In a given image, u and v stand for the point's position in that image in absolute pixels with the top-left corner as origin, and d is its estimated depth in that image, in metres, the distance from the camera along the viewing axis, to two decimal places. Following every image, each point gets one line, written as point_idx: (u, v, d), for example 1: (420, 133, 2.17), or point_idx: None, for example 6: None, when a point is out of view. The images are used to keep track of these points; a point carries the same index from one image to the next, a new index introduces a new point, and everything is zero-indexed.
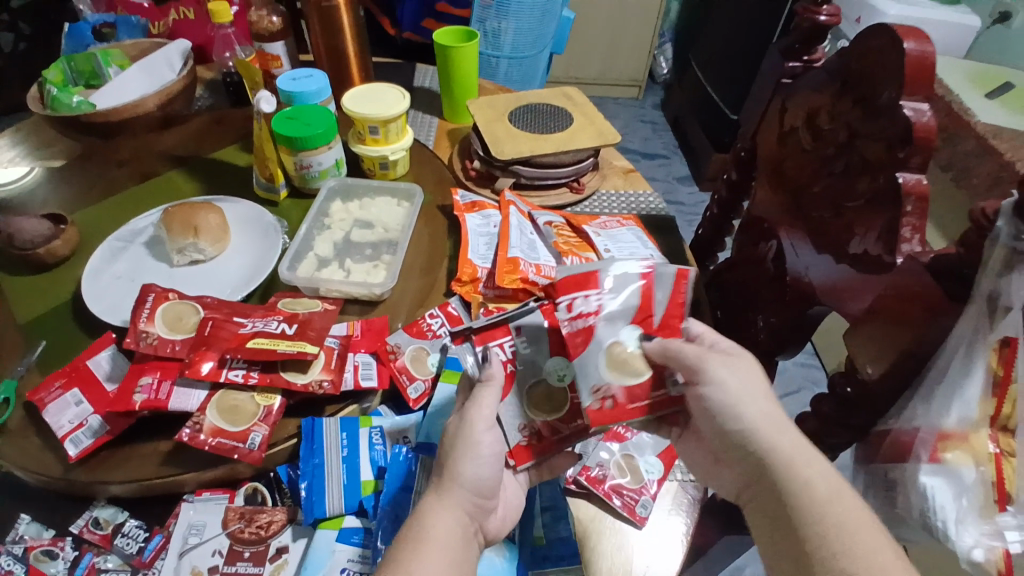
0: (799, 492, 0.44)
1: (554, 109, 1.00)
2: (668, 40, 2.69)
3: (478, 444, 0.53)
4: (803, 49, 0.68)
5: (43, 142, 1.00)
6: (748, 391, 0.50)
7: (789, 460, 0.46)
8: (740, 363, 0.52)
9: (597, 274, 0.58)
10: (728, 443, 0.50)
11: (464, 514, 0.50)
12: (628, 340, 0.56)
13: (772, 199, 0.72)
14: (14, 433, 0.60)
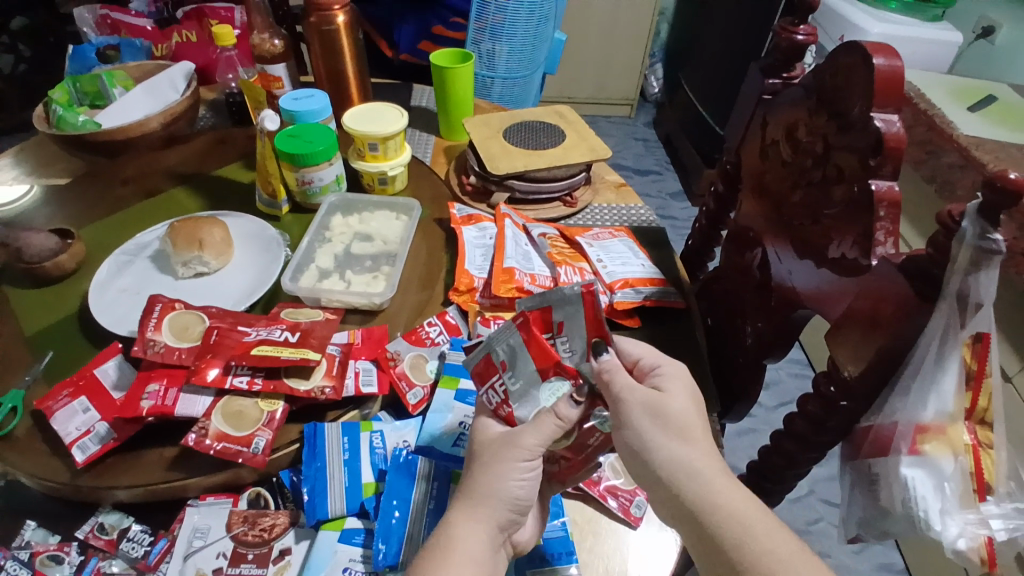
0: (728, 535, 0.44)
1: (546, 127, 1.04)
2: (658, 60, 2.76)
3: (519, 469, 0.52)
4: (782, 67, 0.72)
5: (49, 161, 1.02)
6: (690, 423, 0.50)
7: (713, 502, 0.46)
8: (670, 419, 0.51)
9: (551, 313, 0.56)
10: (656, 483, 0.49)
11: (496, 526, 0.51)
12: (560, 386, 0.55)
13: (757, 209, 0.75)
14: (21, 441, 0.61)
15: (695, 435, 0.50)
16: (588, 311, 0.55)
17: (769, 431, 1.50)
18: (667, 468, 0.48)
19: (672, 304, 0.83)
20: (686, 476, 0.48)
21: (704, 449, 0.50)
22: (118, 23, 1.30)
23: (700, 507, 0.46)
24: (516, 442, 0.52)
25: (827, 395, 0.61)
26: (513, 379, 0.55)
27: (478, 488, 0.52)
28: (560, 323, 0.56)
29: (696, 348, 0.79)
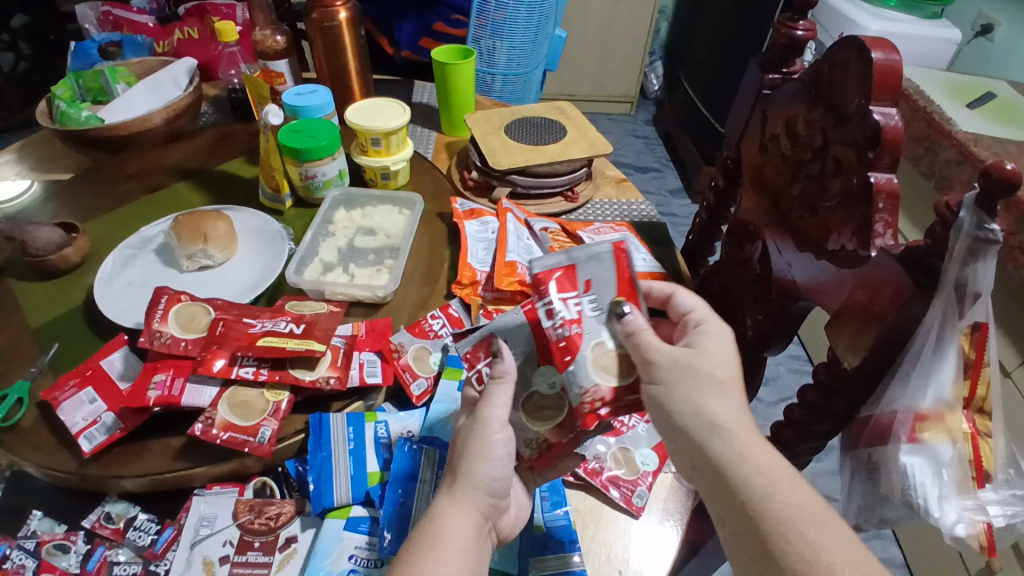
0: (757, 496, 0.44)
1: (547, 122, 1.04)
2: (658, 58, 2.78)
3: (491, 444, 0.54)
4: (781, 62, 0.73)
5: (53, 157, 1.03)
6: (721, 369, 0.52)
7: (741, 456, 0.46)
8: (699, 371, 0.51)
9: (575, 271, 0.58)
10: (684, 439, 0.50)
11: (478, 514, 0.52)
12: (608, 339, 0.56)
13: (756, 203, 0.76)
14: (28, 431, 0.62)
15: (727, 387, 0.51)
16: (616, 268, 0.58)
17: (769, 426, 1.51)
18: (690, 420, 0.49)
19: None
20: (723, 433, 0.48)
21: (734, 401, 0.50)
22: (120, 20, 1.31)
23: (733, 466, 0.46)
24: (487, 414, 0.55)
25: (826, 384, 0.62)
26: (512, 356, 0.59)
27: (455, 469, 0.53)
28: (586, 281, 0.58)
29: None
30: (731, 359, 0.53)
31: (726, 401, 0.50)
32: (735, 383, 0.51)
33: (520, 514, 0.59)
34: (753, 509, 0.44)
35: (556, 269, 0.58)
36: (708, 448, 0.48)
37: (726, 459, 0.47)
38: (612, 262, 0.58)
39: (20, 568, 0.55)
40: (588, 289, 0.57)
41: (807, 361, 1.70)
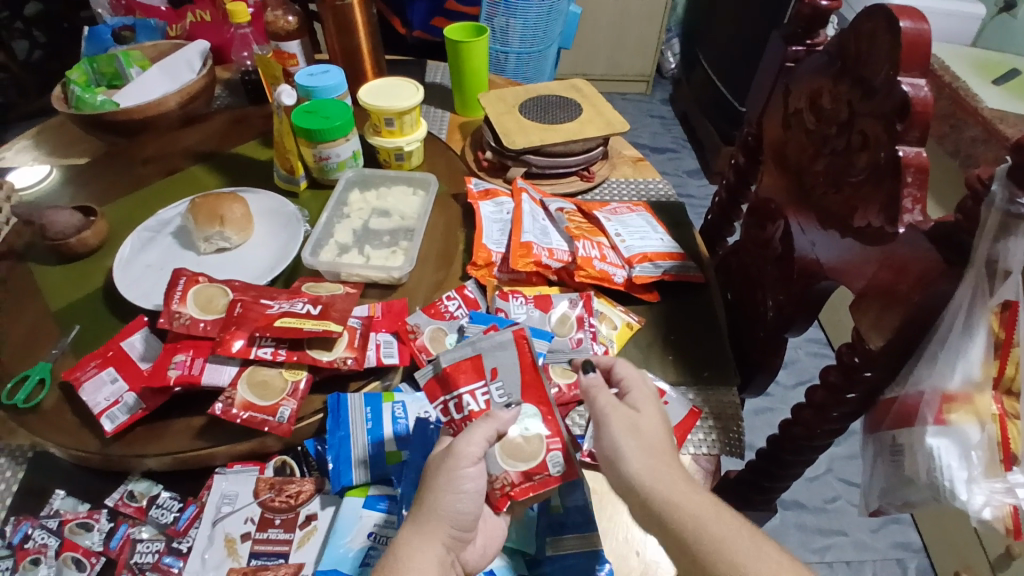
0: (710, 558, 0.43)
1: (562, 101, 1.03)
2: (675, 35, 2.72)
3: (461, 478, 0.53)
4: (805, 34, 0.70)
5: (70, 142, 1.04)
6: (660, 432, 0.54)
7: (673, 500, 0.47)
8: (641, 433, 0.53)
9: (482, 360, 0.61)
10: (631, 495, 0.50)
11: (442, 547, 0.51)
12: (521, 428, 0.58)
13: (779, 181, 0.74)
14: (50, 411, 0.63)
15: (665, 454, 0.52)
16: (519, 354, 0.61)
17: (787, 409, 1.50)
18: (638, 476, 0.50)
19: (691, 277, 0.82)
20: (692, 496, 0.47)
21: (675, 462, 0.52)
22: (133, 5, 1.31)
23: (684, 524, 0.45)
24: (461, 450, 0.53)
25: (849, 365, 0.60)
26: (497, 390, 0.60)
27: (424, 503, 0.52)
28: (493, 369, 0.61)
29: (716, 322, 0.79)
30: (666, 428, 0.56)
31: (670, 466, 0.50)
32: (672, 450, 0.54)
33: (488, 545, 0.56)
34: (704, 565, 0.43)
35: (462, 362, 0.61)
36: (652, 504, 0.48)
37: (662, 506, 0.47)
38: (514, 349, 0.61)
39: (43, 546, 0.56)
40: (493, 377, 0.60)
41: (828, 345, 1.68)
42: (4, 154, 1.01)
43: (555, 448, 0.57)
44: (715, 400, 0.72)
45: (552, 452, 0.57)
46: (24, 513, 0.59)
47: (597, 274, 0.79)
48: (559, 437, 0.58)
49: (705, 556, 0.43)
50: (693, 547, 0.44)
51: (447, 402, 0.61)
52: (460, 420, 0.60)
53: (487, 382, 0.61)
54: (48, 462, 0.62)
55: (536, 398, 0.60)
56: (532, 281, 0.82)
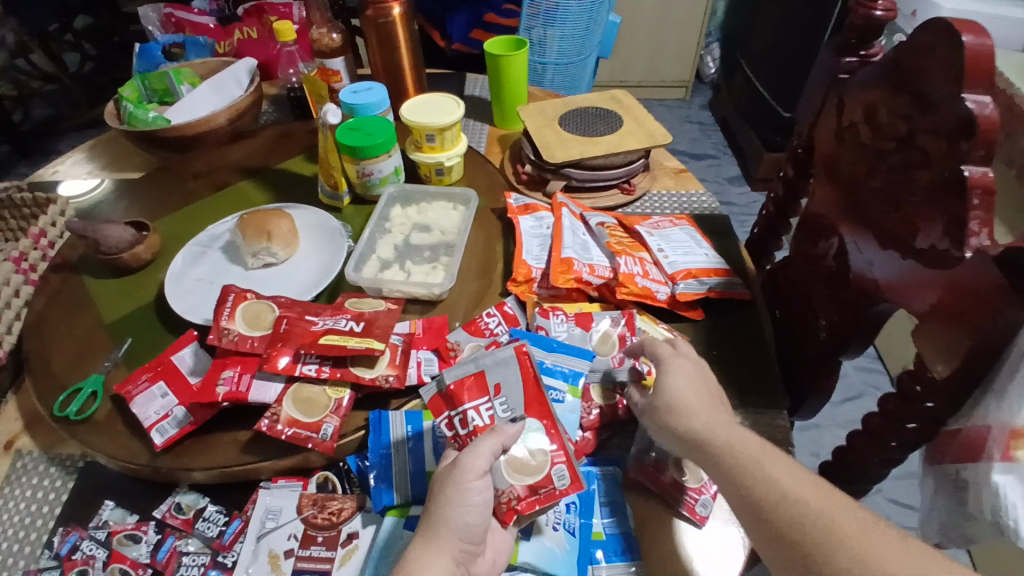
0: (747, 483, 0.50)
1: (602, 113, 1.02)
2: (715, 40, 2.68)
3: (468, 491, 0.53)
4: (859, 44, 0.68)
5: (122, 156, 1.08)
6: (685, 390, 0.60)
7: (711, 443, 0.54)
8: (665, 397, 0.60)
9: (485, 376, 0.64)
10: (682, 448, 0.57)
11: (451, 562, 0.51)
12: (527, 444, 0.60)
13: (830, 195, 0.71)
14: (103, 422, 0.65)
15: (696, 407, 0.58)
16: (521, 369, 0.64)
17: (834, 427, 1.45)
18: (677, 434, 0.57)
19: (737, 294, 0.80)
20: (712, 433, 0.55)
21: (701, 414, 0.57)
22: (182, 22, 1.36)
23: (725, 459, 0.52)
24: (467, 463, 0.54)
25: (909, 393, 0.58)
26: (501, 405, 0.62)
27: (432, 517, 0.53)
28: (496, 385, 0.64)
29: (763, 341, 0.76)
30: (694, 384, 0.60)
31: (694, 416, 0.57)
32: (702, 402, 0.59)
33: (496, 558, 0.55)
34: (744, 491, 0.50)
35: (465, 378, 0.63)
36: (700, 454, 0.55)
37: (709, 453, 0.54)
38: (517, 364, 0.64)
39: (91, 557, 0.57)
40: (497, 393, 0.62)
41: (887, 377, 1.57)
42: (59, 166, 1.06)
43: (561, 460, 0.59)
44: (765, 425, 0.68)
45: (558, 465, 0.59)
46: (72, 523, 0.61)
47: (640, 291, 0.78)
48: (563, 449, 0.59)
49: (743, 483, 0.50)
50: (734, 475, 0.51)
51: (451, 419, 0.62)
52: (465, 435, 0.61)
53: (491, 398, 0.63)
54: (97, 471, 0.64)
55: (539, 412, 0.62)
56: (573, 297, 0.81)
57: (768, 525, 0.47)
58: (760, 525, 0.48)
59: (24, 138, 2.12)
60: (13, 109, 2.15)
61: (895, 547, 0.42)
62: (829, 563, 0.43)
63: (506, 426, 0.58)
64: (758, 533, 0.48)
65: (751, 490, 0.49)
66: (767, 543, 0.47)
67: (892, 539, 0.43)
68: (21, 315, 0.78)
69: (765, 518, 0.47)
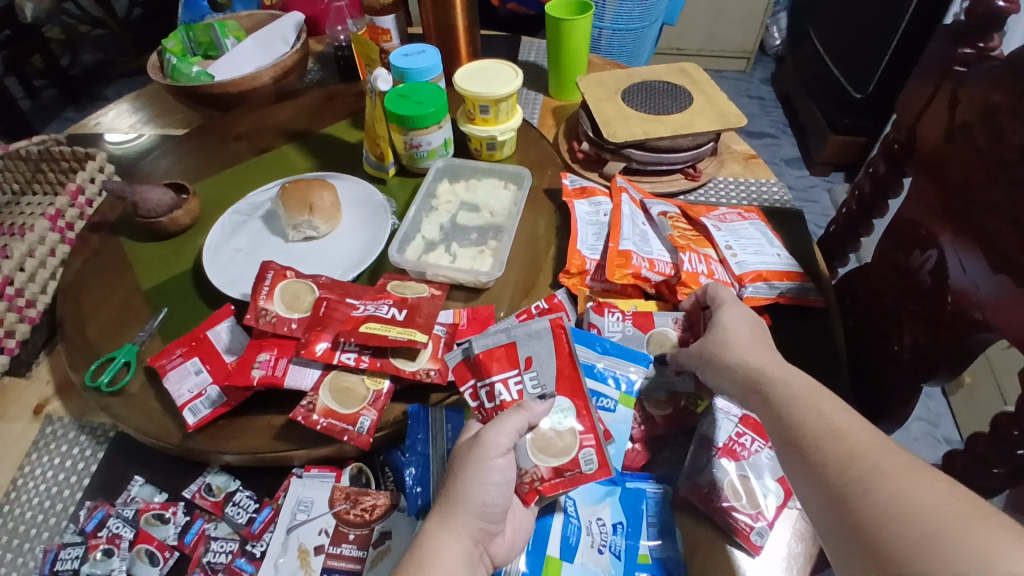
0: (793, 414, 0.48)
1: (670, 88, 0.93)
2: (783, 8, 2.49)
3: (489, 470, 0.50)
4: (978, 34, 0.57)
5: (164, 110, 1.05)
6: (739, 333, 0.58)
7: (766, 377, 0.52)
8: (721, 336, 0.59)
9: (517, 348, 0.60)
10: (725, 382, 0.56)
11: (468, 541, 0.48)
12: (553, 422, 0.57)
13: (931, 201, 0.63)
14: (135, 395, 0.63)
15: (750, 346, 0.57)
16: (555, 345, 0.60)
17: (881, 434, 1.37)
18: (721, 370, 0.56)
19: (810, 301, 0.73)
20: (765, 370, 0.53)
21: (749, 350, 0.56)
22: None
23: (774, 389, 0.50)
24: (488, 439, 0.51)
25: (1005, 437, 0.56)
26: (531, 379, 0.59)
27: (450, 493, 0.50)
28: (527, 358, 0.60)
29: (836, 354, 0.69)
30: (750, 326, 0.60)
31: (746, 354, 0.55)
32: (753, 342, 0.57)
33: (516, 537, 0.53)
34: (790, 424, 0.47)
35: (496, 348, 0.60)
36: (745, 383, 0.53)
37: (761, 386, 0.52)
38: (551, 339, 0.60)
39: (117, 536, 0.56)
40: (528, 366, 0.59)
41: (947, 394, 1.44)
42: (103, 118, 1.03)
43: (591, 443, 0.56)
44: None
45: (587, 448, 0.56)
46: (101, 498, 0.60)
47: None
48: (593, 432, 0.56)
49: (791, 417, 0.47)
50: (783, 409, 0.48)
51: (478, 390, 0.59)
52: (493, 407, 0.58)
53: (521, 372, 0.59)
54: (125, 445, 0.63)
55: (570, 391, 0.59)
56: (628, 293, 0.75)
57: (808, 457, 0.44)
58: (800, 459, 0.45)
59: (73, 82, 2.12)
60: (62, 53, 2.15)
61: (932, 485, 0.38)
62: (867, 499, 0.39)
63: (534, 404, 0.55)
64: (793, 464, 0.45)
65: (794, 424, 0.47)
66: (801, 473, 0.44)
67: (931, 479, 0.39)
68: (57, 274, 0.77)
69: (806, 452, 0.45)
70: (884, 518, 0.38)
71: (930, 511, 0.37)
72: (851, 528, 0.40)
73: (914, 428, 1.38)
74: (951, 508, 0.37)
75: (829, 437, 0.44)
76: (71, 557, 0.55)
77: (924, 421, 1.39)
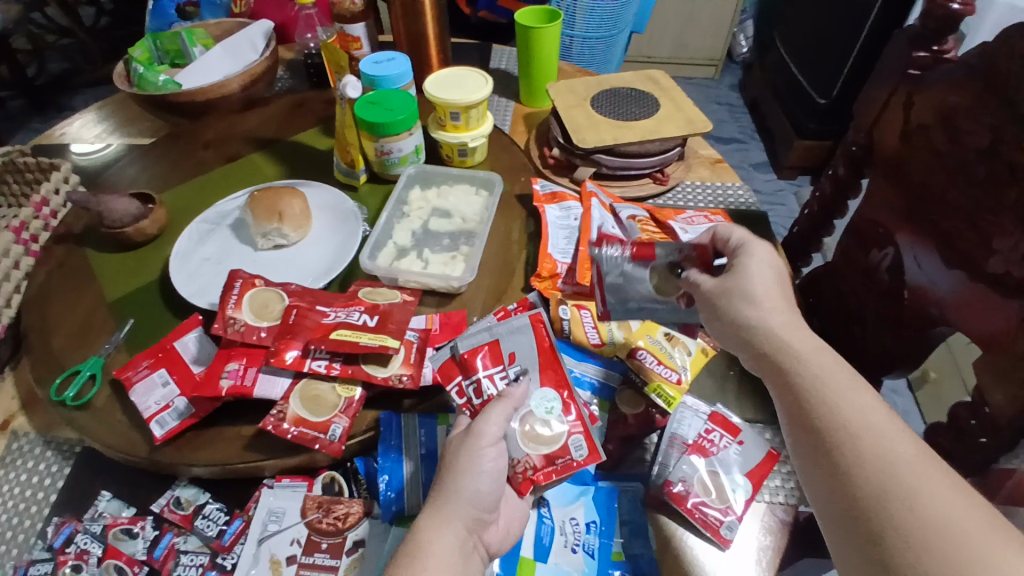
0: (813, 400, 0.45)
1: (639, 94, 0.95)
2: (749, 17, 2.55)
3: (480, 457, 0.51)
4: (932, 37, 0.59)
5: (131, 119, 1.03)
6: (762, 289, 0.55)
7: (792, 350, 0.49)
8: (739, 290, 0.55)
9: (500, 345, 0.61)
10: (744, 345, 0.53)
11: (463, 530, 0.48)
12: (540, 410, 0.58)
13: (888, 202, 0.66)
14: (101, 409, 0.62)
15: (774, 300, 0.54)
16: (536, 338, 0.61)
17: None
18: (739, 329, 0.53)
19: None
20: (786, 352, 0.49)
21: (774, 309, 0.53)
22: None
23: (795, 371, 0.47)
24: (480, 430, 0.52)
25: (963, 426, 0.58)
26: (516, 371, 0.60)
27: (441, 482, 0.50)
28: (510, 354, 0.61)
29: None
30: (773, 277, 0.56)
31: (769, 315, 0.52)
32: (776, 299, 0.54)
33: (508, 529, 0.53)
34: (810, 413, 0.44)
35: (479, 347, 0.61)
36: (762, 348, 0.51)
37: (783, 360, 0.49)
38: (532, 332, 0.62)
39: (86, 552, 0.55)
40: (512, 361, 0.60)
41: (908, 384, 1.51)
42: (68, 128, 1.01)
43: (578, 429, 0.57)
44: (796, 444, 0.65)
45: (575, 434, 0.57)
46: (68, 513, 0.59)
47: None
48: (580, 419, 0.57)
49: (814, 406, 0.44)
50: (806, 395, 0.46)
51: (464, 388, 0.60)
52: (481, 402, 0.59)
53: (506, 365, 0.61)
54: (91, 460, 0.61)
55: (554, 381, 0.60)
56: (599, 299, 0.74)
57: (828, 453, 0.42)
58: (817, 458, 0.42)
59: (39, 91, 2.07)
60: (27, 62, 2.10)
61: (962, 515, 0.36)
62: (887, 521, 0.37)
63: (513, 389, 0.56)
64: (808, 458, 0.43)
65: (817, 420, 0.44)
66: (820, 473, 0.42)
67: (959, 489, 0.37)
68: (20, 288, 0.75)
69: (825, 450, 0.42)
70: (912, 545, 0.36)
71: (959, 527, 0.36)
72: (874, 551, 0.37)
73: None
74: (981, 544, 0.35)
75: (854, 440, 0.41)
76: (41, 574, 0.54)
77: None
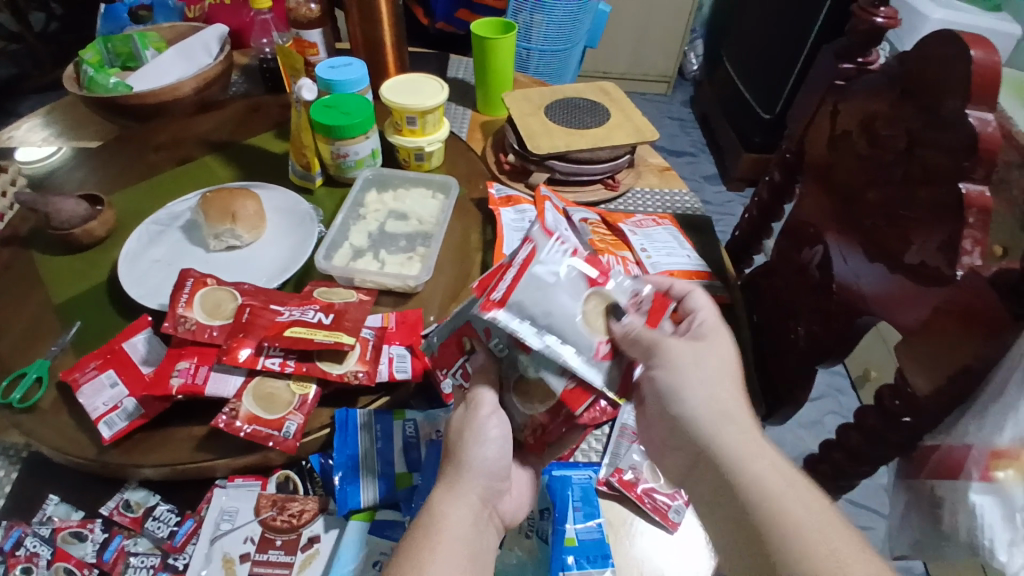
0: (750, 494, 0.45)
1: (590, 104, 0.99)
2: (699, 36, 2.67)
3: (484, 426, 0.54)
4: (858, 50, 0.65)
5: (79, 122, 1.01)
6: (707, 368, 0.53)
7: (717, 434, 0.49)
8: (698, 362, 0.53)
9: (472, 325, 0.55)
10: (677, 429, 0.51)
11: (476, 502, 0.51)
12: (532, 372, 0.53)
13: (819, 204, 0.70)
14: (47, 413, 0.60)
15: (725, 375, 0.53)
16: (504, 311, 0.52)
17: (807, 434, 1.45)
18: (681, 408, 0.51)
19: (716, 298, 0.79)
20: (713, 434, 0.48)
21: (719, 382, 0.52)
22: None
23: (727, 458, 0.47)
24: (478, 401, 0.54)
25: (889, 408, 0.63)
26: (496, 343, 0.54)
27: (452, 457, 0.53)
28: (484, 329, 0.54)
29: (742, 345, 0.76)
30: (728, 351, 0.55)
31: (719, 389, 0.52)
32: (724, 374, 0.53)
33: (520, 497, 0.57)
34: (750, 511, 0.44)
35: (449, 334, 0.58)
36: (689, 429, 0.50)
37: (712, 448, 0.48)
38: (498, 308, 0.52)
39: (34, 555, 0.53)
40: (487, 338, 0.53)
41: (850, 381, 1.60)
42: (14, 132, 0.98)
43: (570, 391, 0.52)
44: None
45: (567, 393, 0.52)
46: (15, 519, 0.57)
47: None
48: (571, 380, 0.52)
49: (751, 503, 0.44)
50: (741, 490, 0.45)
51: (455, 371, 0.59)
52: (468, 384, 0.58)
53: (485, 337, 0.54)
54: (34, 466, 0.59)
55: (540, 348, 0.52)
56: None
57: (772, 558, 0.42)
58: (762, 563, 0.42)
59: None
60: None
61: None
62: None
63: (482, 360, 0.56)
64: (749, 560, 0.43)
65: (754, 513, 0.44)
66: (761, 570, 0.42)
67: (855, 542, 0.41)
68: None
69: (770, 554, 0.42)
70: None
71: None
72: None
73: (827, 422, 1.50)
74: None
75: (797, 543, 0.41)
76: None
77: (837, 413, 1.51)
